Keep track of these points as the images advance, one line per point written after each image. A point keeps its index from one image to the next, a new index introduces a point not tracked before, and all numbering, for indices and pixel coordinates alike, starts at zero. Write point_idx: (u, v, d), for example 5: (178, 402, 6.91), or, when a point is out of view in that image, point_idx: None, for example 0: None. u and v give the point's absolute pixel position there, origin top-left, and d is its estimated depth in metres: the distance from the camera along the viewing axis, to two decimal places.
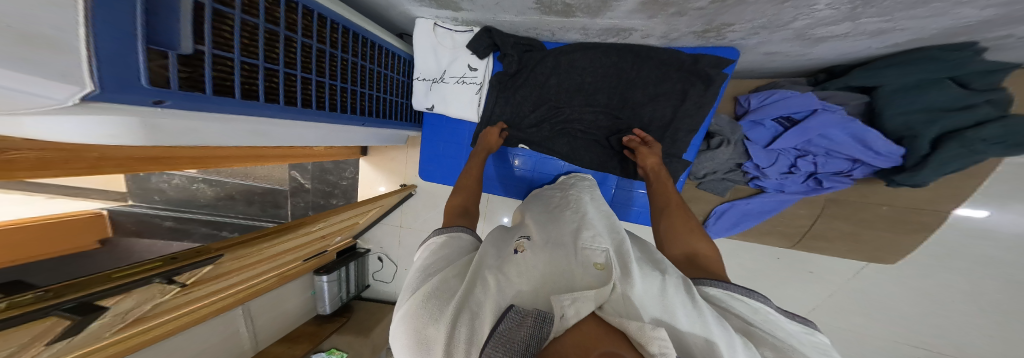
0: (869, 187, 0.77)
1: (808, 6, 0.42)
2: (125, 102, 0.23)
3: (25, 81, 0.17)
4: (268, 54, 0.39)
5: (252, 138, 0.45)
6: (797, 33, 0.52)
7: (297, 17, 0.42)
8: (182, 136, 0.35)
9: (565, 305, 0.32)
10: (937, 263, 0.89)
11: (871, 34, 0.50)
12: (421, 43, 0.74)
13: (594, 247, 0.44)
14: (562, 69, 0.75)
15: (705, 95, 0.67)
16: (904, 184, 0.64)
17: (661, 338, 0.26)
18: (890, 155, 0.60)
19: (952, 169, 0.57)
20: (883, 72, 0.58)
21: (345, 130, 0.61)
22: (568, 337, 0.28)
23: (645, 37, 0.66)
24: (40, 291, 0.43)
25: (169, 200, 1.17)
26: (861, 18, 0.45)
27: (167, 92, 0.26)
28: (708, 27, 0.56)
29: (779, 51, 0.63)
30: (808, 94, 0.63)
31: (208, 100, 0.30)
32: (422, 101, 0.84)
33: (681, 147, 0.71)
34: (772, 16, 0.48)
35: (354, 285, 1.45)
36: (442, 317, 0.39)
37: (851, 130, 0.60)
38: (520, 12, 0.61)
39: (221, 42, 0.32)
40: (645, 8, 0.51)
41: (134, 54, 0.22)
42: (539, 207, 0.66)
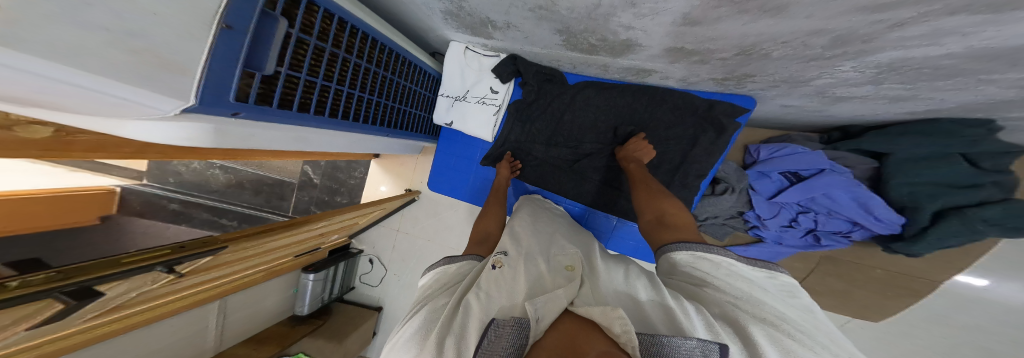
0: (863, 250, 0.80)
1: (833, 67, 0.47)
2: (211, 114, 0.26)
3: (139, 93, 0.20)
4: (326, 72, 0.42)
5: (293, 143, 0.46)
6: (818, 90, 0.58)
7: (355, 41, 0.45)
8: (241, 142, 0.36)
9: (537, 308, 0.37)
10: (921, 327, 0.92)
11: (891, 99, 0.55)
12: (451, 63, 0.79)
13: (565, 255, 0.52)
14: (577, 105, 0.80)
15: (717, 142, 0.72)
16: (900, 252, 0.69)
17: (622, 317, 0.33)
18: (889, 222, 0.64)
19: (947, 244, 0.63)
20: (900, 139, 0.62)
21: (369, 139, 0.63)
22: (546, 343, 0.34)
23: (663, 79, 0.71)
24: (53, 272, 0.44)
25: (181, 183, 1.17)
26: (885, 83, 0.50)
27: (245, 106, 0.29)
28: (729, 75, 0.61)
29: (797, 104, 0.68)
30: (818, 153, 0.67)
31: (274, 112, 0.33)
32: (443, 116, 0.87)
33: (691, 190, 0.74)
34: (794, 72, 0.53)
35: (338, 287, 1.41)
36: (425, 348, 0.37)
37: (854, 193, 0.64)
38: (547, 46, 0.66)
39: (295, 63, 0.36)
40: (669, 54, 0.56)
41: (232, 74, 0.26)
42: (512, 217, 0.69)
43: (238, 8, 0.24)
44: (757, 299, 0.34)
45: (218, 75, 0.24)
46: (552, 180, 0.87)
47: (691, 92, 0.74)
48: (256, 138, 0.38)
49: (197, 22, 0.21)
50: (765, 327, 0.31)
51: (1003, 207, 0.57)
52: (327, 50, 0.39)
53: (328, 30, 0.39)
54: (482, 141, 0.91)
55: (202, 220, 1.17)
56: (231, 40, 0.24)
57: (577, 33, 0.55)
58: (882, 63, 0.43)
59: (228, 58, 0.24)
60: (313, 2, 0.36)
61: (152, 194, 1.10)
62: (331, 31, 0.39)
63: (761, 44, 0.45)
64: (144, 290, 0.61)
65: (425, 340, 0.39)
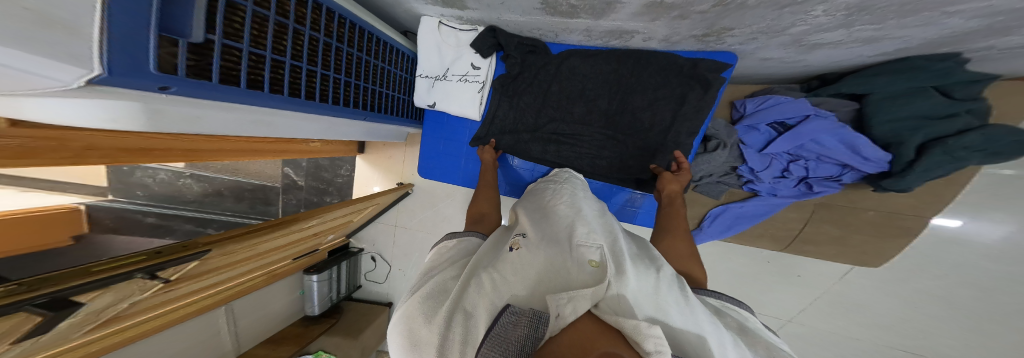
0: (856, 193, 0.79)
1: (806, 12, 0.44)
2: (131, 87, 0.23)
3: (32, 62, 0.17)
4: (276, 46, 0.38)
5: (256, 128, 0.43)
6: (794, 39, 0.55)
7: (307, 10, 0.41)
8: (181, 125, 0.33)
9: (562, 303, 0.32)
10: (916, 267, 0.93)
11: (864, 41, 0.53)
12: (425, 41, 0.75)
13: (589, 244, 0.43)
14: (563, 75, 0.77)
15: (704, 99, 0.68)
16: (890, 189, 0.66)
17: (657, 336, 0.26)
18: (877, 161, 0.62)
19: (935, 175, 0.59)
20: (877, 79, 0.61)
21: (346, 124, 0.60)
22: (564, 337, 0.28)
23: (646, 40, 0.67)
24: (13, 285, 0.40)
25: (152, 196, 1.08)
26: (856, 25, 0.47)
27: (174, 79, 0.26)
28: (709, 31, 0.58)
29: (774, 57, 0.65)
30: (802, 100, 0.66)
31: (214, 88, 0.30)
32: (424, 98, 0.83)
33: (684, 150, 0.70)
34: (771, 22, 0.49)
35: (346, 286, 1.41)
36: (436, 319, 0.41)
37: (841, 136, 0.62)
38: (526, 12, 0.62)
39: (231, 33, 0.31)
40: (648, 11, 0.53)
41: (145, 39, 0.22)
42: (534, 204, 0.64)
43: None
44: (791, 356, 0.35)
45: (130, 41, 0.21)
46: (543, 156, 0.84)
47: (675, 52, 0.71)
48: (206, 120, 0.36)
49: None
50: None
51: (984, 132, 0.55)
52: (271, 18, 0.35)
53: None
54: (470, 121, 0.87)
55: (187, 231, 1.09)
56: None
57: None
58: (853, 3, 0.40)
59: (138, 21, 0.21)
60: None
61: (124, 210, 0.97)
62: None
63: None
64: (135, 300, 0.59)
65: (434, 312, 0.42)
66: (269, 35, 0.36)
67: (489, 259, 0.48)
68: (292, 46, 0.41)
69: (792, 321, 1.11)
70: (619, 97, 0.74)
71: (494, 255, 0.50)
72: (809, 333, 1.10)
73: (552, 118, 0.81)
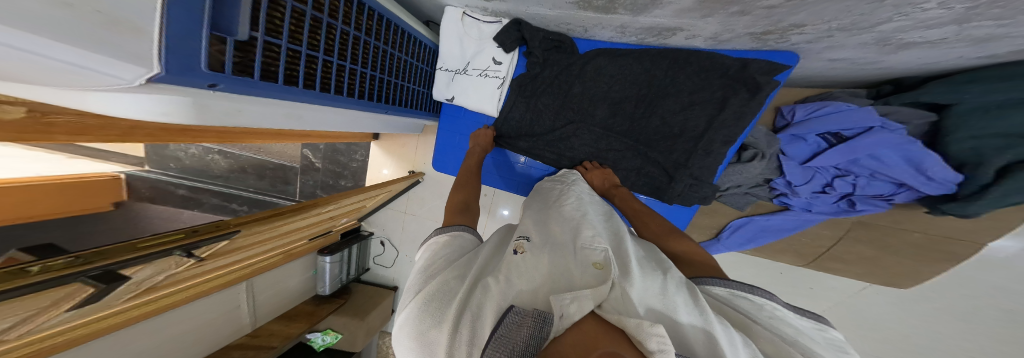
0: (904, 214, 0.74)
1: (914, 5, 0.39)
2: (184, 86, 0.23)
3: (96, 60, 0.17)
4: (311, 40, 0.38)
5: (286, 123, 0.43)
6: (879, 38, 0.50)
7: (339, 3, 0.41)
8: (224, 120, 0.34)
9: (565, 304, 0.34)
10: (942, 290, 0.89)
11: (971, 41, 0.48)
12: (448, 32, 0.72)
13: (594, 247, 0.45)
14: (587, 76, 0.74)
15: (748, 105, 0.62)
16: (949, 213, 0.63)
17: (660, 334, 0.27)
18: (943, 182, 0.57)
19: (1011, 202, 0.56)
20: (968, 87, 0.55)
21: (367, 117, 0.60)
22: (567, 337, 0.30)
23: (690, 38, 0.63)
24: (70, 258, 0.44)
25: (184, 169, 1.16)
26: (971, 22, 0.41)
27: (222, 77, 0.26)
28: (772, 28, 0.54)
29: (845, 58, 0.61)
30: (868, 109, 0.59)
31: (256, 85, 0.29)
32: (444, 92, 0.82)
33: (716, 160, 0.67)
34: (857, 17, 0.45)
35: (354, 268, 1.45)
36: (443, 323, 0.39)
37: (906, 152, 0.58)
38: (556, 6, 0.59)
39: (271, 28, 0.32)
40: (701, 7, 0.49)
41: (197, 36, 0.22)
42: (538, 203, 0.67)
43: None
44: (813, 348, 0.34)
45: (183, 40, 0.21)
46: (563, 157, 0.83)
47: (720, 52, 0.66)
48: (245, 115, 0.35)
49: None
50: None
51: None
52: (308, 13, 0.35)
53: None
54: (485, 116, 0.86)
55: (212, 205, 1.18)
56: None
57: None
58: None
59: (192, 21, 0.21)
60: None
61: (157, 180, 1.08)
62: None
63: None
64: (170, 273, 0.62)
65: (441, 311, 0.40)
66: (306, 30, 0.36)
67: (493, 265, 0.49)
68: (326, 40, 0.41)
69: None
70: (648, 101, 0.71)
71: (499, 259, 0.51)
72: None
73: (572, 121, 0.78)
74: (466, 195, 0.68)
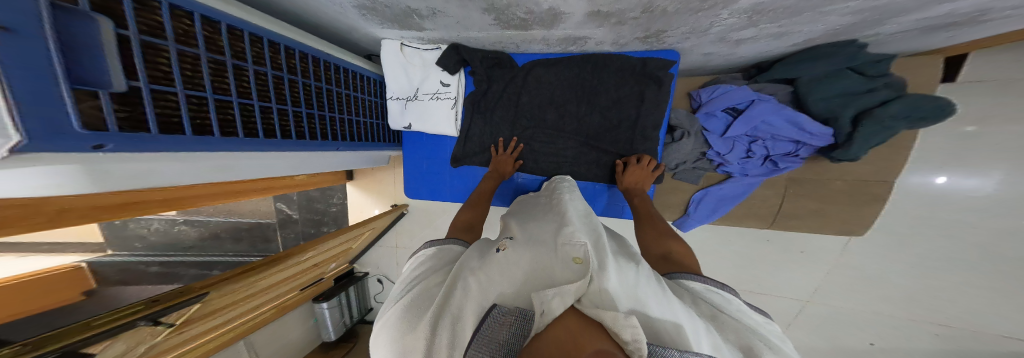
0: (816, 165, 0.80)
1: (715, 16, 0.50)
2: (62, 151, 0.23)
3: None
4: (219, 85, 0.40)
5: (218, 174, 0.46)
6: (719, 37, 0.59)
7: (245, 44, 0.43)
8: (133, 181, 0.36)
9: (547, 300, 0.32)
10: (919, 234, 0.87)
11: (774, 36, 0.57)
12: (390, 63, 0.77)
13: (572, 242, 0.42)
14: (529, 85, 0.79)
15: (660, 94, 0.70)
16: (842, 160, 0.65)
17: (633, 325, 0.27)
18: (821, 135, 0.63)
19: (877, 143, 0.59)
20: (797, 66, 0.62)
21: (319, 156, 0.62)
22: (548, 335, 0.28)
23: (599, 44, 0.70)
24: (20, 346, 0.43)
25: (151, 246, 1.15)
26: (760, 24, 0.52)
27: (106, 135, 0.27)
28: (648, 33, 0.62)
29: (713, 52, 0.68)
30: (745, 87, 0.67)
31: (153, 139, 0.31)
32: (399, 120, 0.85)
33: (653, 142, 0.73)
34: (691, 23, 0.54)
35: (357, 310, 1.42)
36: (424, 327, 0.41)
37: (785, 115, 0.64)
38: (482, 28, 0.66)
39: (158, 76, 0.33)
40: (591, 19, 0.57)
41: (55, 94, 0.22)
42: (523, 211, 0.64)
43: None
44: (764, 338, 0.36)
45: (42, 102, 0.22)
46: (530, 164, 0.84)
47: (627, 54, 0.74)
48: (162, 176, 0.38)
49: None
50: None
51: (905, 101, 0.56)
52: (201, 55, 0.36)
53: (195, 32, 0.37)
54: (450, 137, 0.89)
55: (193, 276, 1.12)
56: (34, 56, 0.20)
57: (503, 8, 0.56)
58: (748, 7, 0.45)
59: (44, 80, 0.21)
60: (171, 5, 0.34)
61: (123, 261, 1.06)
62: (197, 30, 0.36)
63: (657, 2, 0.47)
64: (155, 343, 0.61)
65: (421, 318, 0.42)
66: (203, 74, 0.37)
67: (475, 261, 0.47)
68: (238, 84, 0.43)
69: (813, 302, 1.05)
70: (585, 101, 0.76)
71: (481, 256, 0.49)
72: (828, 313, 1.04)
73: (528, 127, 0.81)
74: (470, 218, 0.68)
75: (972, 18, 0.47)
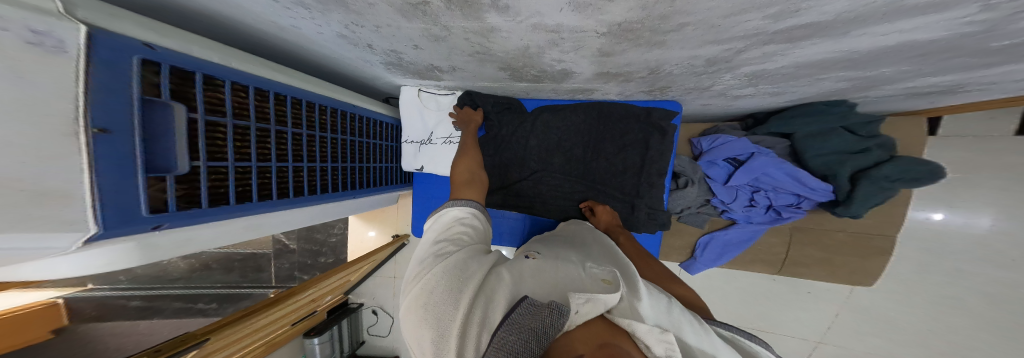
0: (821, 216, 0.81)
1: (718, 78, 0.54)
2: (129, 234, 0.28)
3: (31, 236, 0.22)
4: (262, 150, 0.44)
5: (249, 234, 0.45)
6: (720, 93, 0.63)
7: (286, 109, 0.48)
8: (183, 248, 0.35)
9: (581, 303, 0.34)
10: (916, 276, 0.93)
11: (771, 94, 0.61)
12: (407, 108, 0.82)
13: (599, 267, 0.45)
14: (538, 130, 0.82)
15: (664, 143, 0.74)
16: (843, 216, 0.67)
17: (668, 341, 0.30)
18: (820, 190, 0.67)
19: (875, 201, 0.63)
20: (793, 120, 0.67)
21: (338, 208, 0.62)
22: (578, 333, 0.31)
23: (606, 94, 0.75)
24: None
25: (134, 279, 1.10)
26: (760, 85, 0.56)
27: (164, 216, 0.31)
28: (653, 88, 0.67)
29: (712, 103, 0.73)
30: (744, 139, 0.71)
31: (203, 213, 0.35)
32: (411, 162, 0.88)
33: (658, 189, 0.75)
34: (694, 82, 0.59)
35: (348, 343, 1.33)
36: (455, 302, 0.38)
37: (786, 169, 0.67)
38: (496, 81, 0.71)
39: (216, 150, 0.37)
40: (601, 77, 0.62)
41: (134, 186, 0.28)
42: (544, 240, 0.66)
43: (109, 108, 0.25)
44: None
45: (120, 195, 0.27)
46: (536, 204, 0.86)
47: (630, 102, 0.79)
48: (198, 242, 0.37)
49: (55, 133, 0.21)
50: None
51: (894, 164, 0.61)
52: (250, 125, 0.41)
53: (247, 104, 0.42)
54: None
55: (176, 309, 1.10)
56: (120, 156, 0.26)
57: (519, 68, 0.61)
58: (749, 73, 0.50)
59: (126, 177, 0.27)
60: (233, 81, 0.39)
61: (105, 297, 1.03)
62: (250, 103, 0.41)
63: (664, 66, 0.52)
64: None
65: (452, 290, 0.40)
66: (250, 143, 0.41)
67: (506, 263, 0.47)
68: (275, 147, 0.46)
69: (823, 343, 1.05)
70: (592, 145, 0.79)
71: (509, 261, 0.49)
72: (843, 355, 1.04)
73: (536, 170, 0.83)
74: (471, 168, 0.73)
75: (951, 88, 0.53)
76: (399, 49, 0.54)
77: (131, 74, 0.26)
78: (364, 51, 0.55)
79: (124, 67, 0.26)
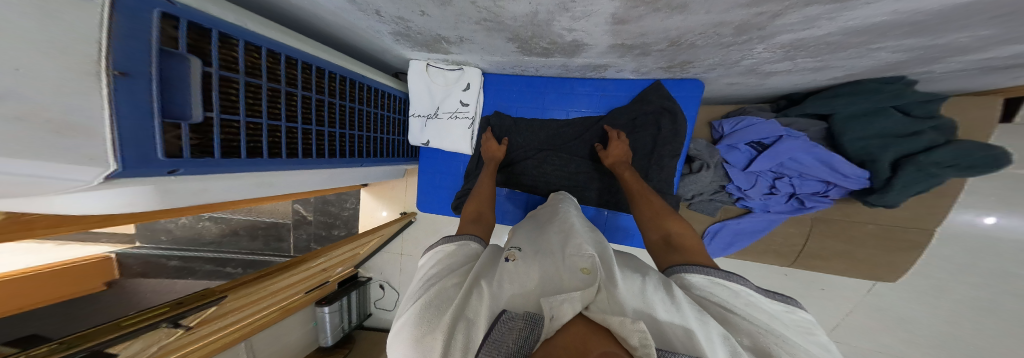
0: (850, 206, 0.75)
1: (750, 49, 0.50)
2: (141, 175, 0.28)
3: (58, 167, 0.22)
4: (273, 110, 0.44)
5: (259, 190, 0.46)
6: (749, 68, 0.59)
7: (297, 72, 0.47)
8: (190, 199, 0.37)
9: (555, 306, 0.32)
10: (946, 276, 0.86)
11: (812, 69, 0.57)
12: (415, 82, 0.80)
13: (579, 253, 0.43)
14: (546, 107, 0.83)
15: (676, 124, 0.72)
16: (878, 205, 0.64)
17: (641, 329, 0.27)
18: (854, 178, 0.62)
19: (917, 190, 0.58)
20: (834, 101, 0.61)
21: (344, 173, 0.63)
22: (560, 339, 0.28)
23: (619, 71, 0.71)
24: (54, 344, 0.46)
25: (174, 240, 1.23)
26: (798, 58, 0.52)
27: (180, 162, 0.31)
28: (672, 63, 0.63)
29: (739, 82, 0.68)
30: (774, 121, 0.65)
31: (217, 163, 0.35)
32: (418, 136, 0.88)
33: (670, 171, 0.73)
34: (722, 56, 0.55)
35: (356, 314, 1.38)
36: (439, 325, 0.36)
37: (817, 154, 0.63)
38: (504, 54, 0.69)
39: (227, 105, 0.37)
40: (613, 50, 0.58)
41: (151, 128, 0.28)
42: (529, 223, 0.63)
43: (129, 51, 0.25)
44: (788, 337, 0.33)
45: (137, 136, 0.27)
46: (540, 184, 0.85)
47: (646, 81, 0.75)
48: (212, 193, 0.40)
49: (80, 70, 0.22)
50: None
51: (951, 148, 0.54)
52: (262, 84, 0.40)
53: (259, 64, 0.41)
54: (463, 155, 0.91)
55: (207, 272, 1.13)
56: (134, 96, 0.26)
57: (527, 39, 0.58)
58: (786, 42, 0.46)
59: (142, 119, 0.27)
60: (246, 42, 0.39)
61: (150, 256, 1.09)
62: (262, 63, 0.41)
63: (684, 36, 0.48)
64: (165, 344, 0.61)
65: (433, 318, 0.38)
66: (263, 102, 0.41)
67: (487, 271, 0.45)
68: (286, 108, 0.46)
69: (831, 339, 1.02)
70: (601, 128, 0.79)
71: (492, 266, 0.47)
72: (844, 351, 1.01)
73: (541, 149, 0.84)
74: (477, 205, 0.65)
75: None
76: (405, 16, 0.52)
77: (151, 21, 0.27)
78: (372, 18, 0.53)
79: (147, 15, 0.26)
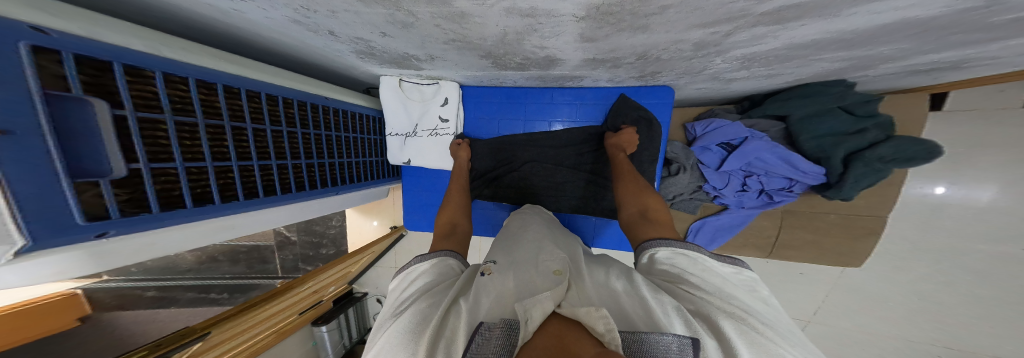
0: (811, 199, 0.81)
1: (709, 61, 0.51)
2: (66, 245, 0.28)
3: None
4: (218, 151, 0.43)
5: (220, 234, 0.43)
6: (713, 76, 0.61)
7: (241, 102, 0.45)
8: (139, 255, 0.35)
9: (529, 308, 0.33)
10: (912, 257, 0.90)
11: (766, 76, 0.59)
12: (386, 100, 0.79)
13: (551, 259, 0.45)
14: (525, 116, 0.84)
15: (652, 131, 0.75)
16: (835, 199, 0.67)
17: (605, 315, 0.30)
18: (812, 173, 0.66)
19: (866, 184, 0.63)
20: (789, 103, 0.65)
21: (317, 204, 0.61)
22: (537, 340, 0.29)
23: (595, 81, 0.72)
24: None
25: (148, 271, 1.03)
26: (753, 68, 0.54)
27: (108, 222, 0.31)
28: (642, 74, 0.64)
29: (705, 87, 0.70)
30: (738, 123, 0.69)
31: (154, 217, 0.35)
32: (398, 155, 0.87)
33: (649, 176, 0.75)
34: (686, 67, 0.57)
35: (356, 330, 1.34)
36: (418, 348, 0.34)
37: (779, 153, 0.67)
38: (480, 69, 0.69)
39: (157, 150, 0.35)
40: (587, 64, 0.59)
41: (60, 190, 0.27)
42: (503, 233, 0.64)
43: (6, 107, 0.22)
44: (735, 294, 0.35)
45: (45, 204, 0.26)
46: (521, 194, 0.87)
47: (621, 89, 0.78)
48: (163, 247, 0.37)
49: None
50: (737, 321, 0.31)
51: (891, 143, 0.59)
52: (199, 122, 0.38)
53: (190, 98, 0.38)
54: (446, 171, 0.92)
55: (189, 299, 1.03)
56: (27, 158, 0.24)
57: (501, 56, 0.59)
58: (742, 56, 0.47)
59: (46, 184, 0.25)
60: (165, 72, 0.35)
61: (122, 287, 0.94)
62: (193, 97, 0.38)
63: (650, 51, 0.49)
64: None
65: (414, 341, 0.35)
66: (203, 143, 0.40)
67: (462, 290, 0.45)
68: (237, 145, 0.45)
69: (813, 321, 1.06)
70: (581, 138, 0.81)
71: (469, 285, 0.47)
72: (837, 332, 1.05)
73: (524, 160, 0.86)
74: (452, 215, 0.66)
75: (955, 64, 0.51)
76: (365, 37, 0.51)
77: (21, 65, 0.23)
78: (326, 37, 0.51)
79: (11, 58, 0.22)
